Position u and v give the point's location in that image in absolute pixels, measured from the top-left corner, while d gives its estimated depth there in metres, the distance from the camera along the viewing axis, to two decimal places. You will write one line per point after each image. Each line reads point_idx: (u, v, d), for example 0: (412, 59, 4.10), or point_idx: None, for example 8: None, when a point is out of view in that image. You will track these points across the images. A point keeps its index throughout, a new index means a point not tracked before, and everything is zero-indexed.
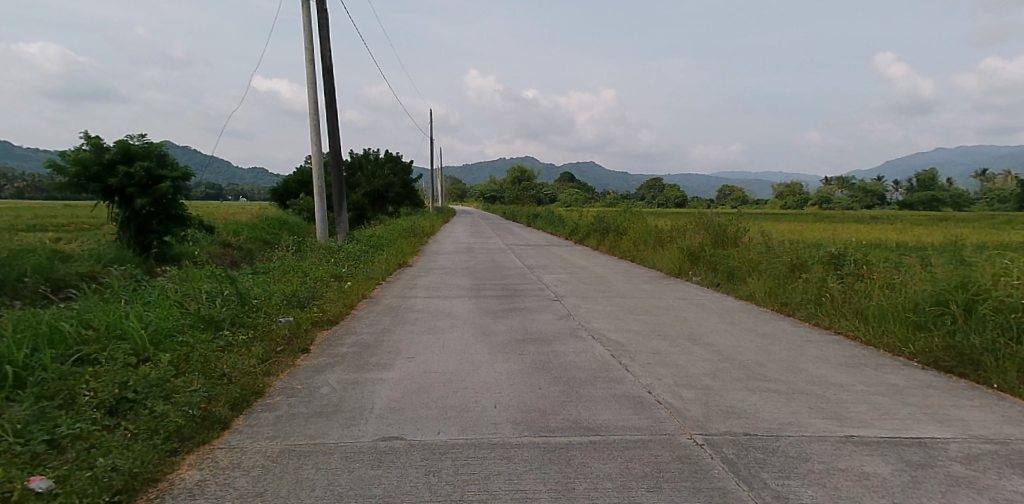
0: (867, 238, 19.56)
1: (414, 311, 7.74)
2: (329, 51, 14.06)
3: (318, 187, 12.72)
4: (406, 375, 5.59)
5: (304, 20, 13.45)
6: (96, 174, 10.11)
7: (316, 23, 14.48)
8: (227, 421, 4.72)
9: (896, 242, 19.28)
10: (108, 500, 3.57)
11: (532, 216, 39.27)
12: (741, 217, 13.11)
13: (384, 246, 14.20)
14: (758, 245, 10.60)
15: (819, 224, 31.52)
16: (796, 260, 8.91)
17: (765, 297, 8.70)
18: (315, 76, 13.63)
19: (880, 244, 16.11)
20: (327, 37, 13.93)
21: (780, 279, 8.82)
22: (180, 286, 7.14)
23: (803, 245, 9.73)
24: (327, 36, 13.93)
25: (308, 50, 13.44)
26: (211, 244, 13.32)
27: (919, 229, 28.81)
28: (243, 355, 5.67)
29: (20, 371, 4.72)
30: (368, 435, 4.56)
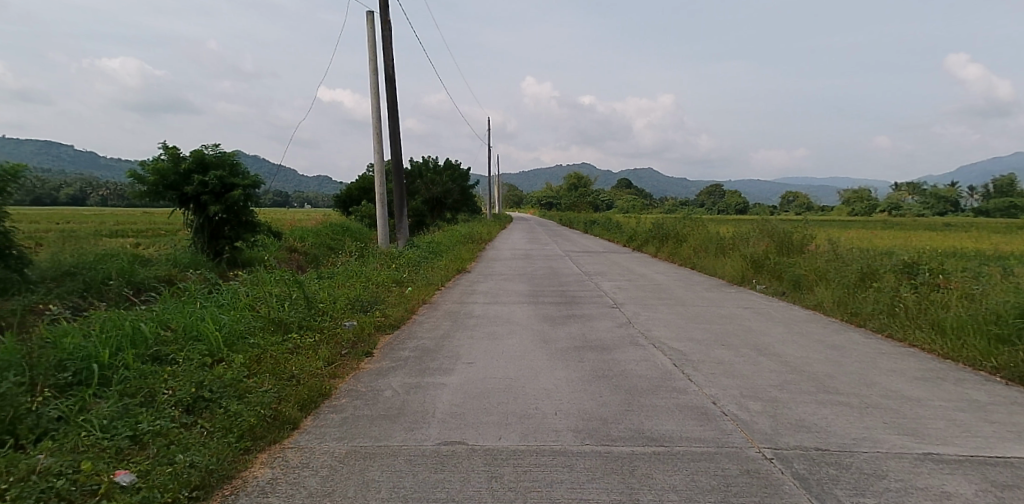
0: (947, 247, 18.75)
1: (473, 317, 7.81)
2: (392, 62, 14.38)
3: (380, 193, 12.95)
4: (466, 380, 5.64)
5: (368, 32, 13.81)
6: (173, 183, 10.65)
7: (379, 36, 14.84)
8: (297, 421, 4.86)
9: (991, 252, 18.34)
10: (187, 496, 3.76)
11: (588, 223, 38.95)
12: (807, 224, 12.75)
13: (443, 252, 14.37)
14: (826, 253, 10.30)
15: (889, 232, 30.30)
16: (866, 269, 8.61)
17: (833, 307, 8.41)
18: (378, 85, 13.94)
19: (965, 253, 15.42)
20: (390, 47, 14.26)
21: (850, 289, 8.52)
22: (251, 289, 7.40)
23: (874, 253, 9.40)
24: (390, 47, 14.25)
25: (372, 60, 13.76)
26: (278, 249, 13.66)
27: (1010, 238, 27.33)
28: (310, 357, 5.82)
29: (105, 370, 4.98)
30: (431, 439, 4.62)
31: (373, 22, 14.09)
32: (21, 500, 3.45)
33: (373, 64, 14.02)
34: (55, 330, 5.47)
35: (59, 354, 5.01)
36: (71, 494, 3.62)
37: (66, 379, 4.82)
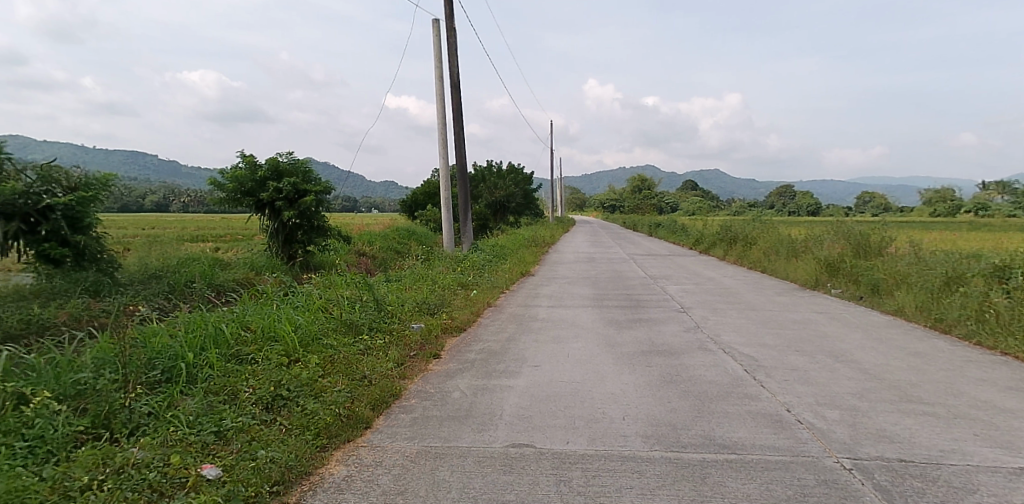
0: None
1: (538, 320, 7.83)
2: (456, 68, 14.59)
3: (445, 198, 13.15)
4: (532, 383, 5.65)
5: (433, 40, 14.06)
6: (250, 189, 11.09)
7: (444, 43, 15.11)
8: (370, 420, 4.99)
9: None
10: (269, 490, 3.92)
11: (652, 226, 38.23)
12: (886, 225, 12.22)
13: (506, 255, 14.44)
14: (908, 256, 9.85)
15: (979, 234, 28.49)
16: (953, 272, 8.19)
17: (915, 312, 8.02)
18: (443, 91, 14.17)
19: None
20: (455, 54, 14.49)
21: (934, 294, 8.12)
22: (324, 292, 7.63)
23: (961, 256, 8.93)
24: (455, 53, 14.48)
25: (437, 67, 14.00)
26: (348, 251, 13.97)
27: None
28: (381, 358, 5.97)
29: (191, 368, 5.24)
30: (499, 441, 4.66)
31: (439, 30, 14.36)
32: (120, 490, 3.67)
33: (438, 69, 14.27)
34: (145, 330, 5.79)
35: (149, 353, 5.30)
36: (163, 486, 3.83)
37: (156, 376, 5.10)
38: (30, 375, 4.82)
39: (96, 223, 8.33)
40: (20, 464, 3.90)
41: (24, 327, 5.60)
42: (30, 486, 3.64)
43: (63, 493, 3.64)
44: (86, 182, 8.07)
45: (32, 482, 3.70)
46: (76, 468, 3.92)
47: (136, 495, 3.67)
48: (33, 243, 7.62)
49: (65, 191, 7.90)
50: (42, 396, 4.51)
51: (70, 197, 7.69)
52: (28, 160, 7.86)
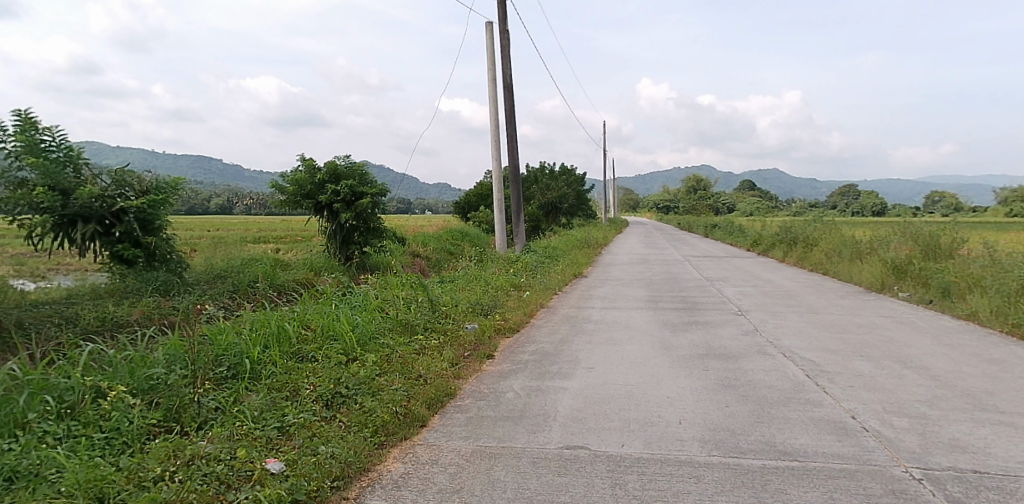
0: None
1: (591, 321, 7.80)
2: (509, 69, 14.67)
3: (497, 199, 13.24)
4: (586, 385, 5.63)
5: (487, 42, 14.19)
6: (309, 192, 11.43)
7: (498, 46, 15.23)
8: (426, 419, 5.06)
9: None
10: (330, 485, 4.02)
11: (709, 228, 37.30)
12: (958, 226, 11.67)
13: (559, 256, 14.41)
14: (982, 259, 9.40)
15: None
16: None
17: (990, 317, 7.65)
18: (496, 93, 14.28)
19: None
20: (508, 56, 14.57)
21: (1011, 298, 7.73)
22: (380, 292, 7.79)
23: None
24: (508, 55, 14.57)
25: (490, 69, 14.12)
26: (403, 252, 14.18)
27: None
28: (436, 358, 6.05)
29: (255, 365, 5.43)
30: (554, 442, 4.65)
31: (493, 32, 14.49)
32: (190, 481, 3.84)
33: (493, 70, 14.37)
34: (212, 328, 6.02)
35: (216, 350, 5.52)
36: (231, 478, 3.97)
37: (223, 372, 5.30)
38: (108, 370, 5.06)
39: (166, 225, 8.73)
40: (99, 455, 4.11)
41: (101, 324, 5.91)
42: (108, 475, 3.84)
43: (138, 483, 3.82)
44: (156, 185, 8.48)
45: (110, 472, 3.90)
46: (150, 459, 4.11)
47: (206, 486, 3.82)
48: (108, 243, 8.06)
49: (137, 195, 8.32)
50: (118, 390, 4.74)
51: (142, 200, 8.09)
52: (104, 165, 8.29)
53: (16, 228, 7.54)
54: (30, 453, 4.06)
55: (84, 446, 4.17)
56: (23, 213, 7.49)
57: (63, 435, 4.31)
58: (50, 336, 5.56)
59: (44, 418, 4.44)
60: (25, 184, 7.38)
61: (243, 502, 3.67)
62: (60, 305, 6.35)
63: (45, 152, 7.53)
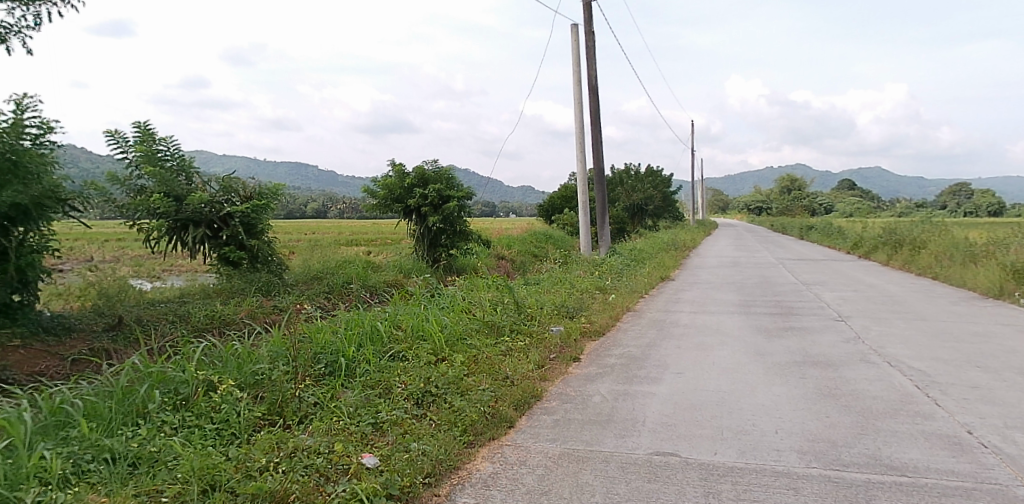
0: None
1: (679, 326, 7.64)
2: (594, 70, 14.60)
3: (580, 201, 13.24)
4: (676, 390, 5.53)
5: (572, 44, 14.22)
6: (399, 196, 11.80)
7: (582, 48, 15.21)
8: (513, 420, 5.11)
9: None
10: (421, 482, 4.12)
11: (805, 229, 35.36)
12: None
13: (645, 259, 14.16)
14: None
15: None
16: None
17: None
18: (581, 94, 14.26)
19: None
20: (593, 57, 14.51)
21: None
22: (467, 294, 7.93)
23: None
24: (593, 57, 14.51)
25: (574, 71, 14.14)
26: (488, 255, 14.28)
27: None
28: (522, 359, 6.10)
29: (351, 364, 5.65)
30: (643, 448, 4.59)
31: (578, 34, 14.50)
32: (293, 472, 4.02)
33: (576, 74, 14.44)
34: (311, 327, 6.32)
35: (314, 348, 5.79)
36: (329, 471, 4.15)
37: (321, 369, 5.55)
38: (218, 364, 5.40)
39: (268, 229, 9.17)
40: (211, 444, 4.39)
41: (211, 321, 6.33)
42: (219, 464, 4.09)
43: (245, 472, 4.05)
44: (259, 191, 8.91)
45: (221, 461, 4.15)
46: (256, 450, 4.34)
47: (307, 477, 4.00)
48: (215, 246, 8.56)
49: (243, 200, 8.80)
50: (227, 384, 5.04)
51: (246, 205, 8.55)
52: (212, 174, 8.90)
53: (137, 233, 8.26)
54: (151, 441, 4.39)
55: (198, 436, 4.47)
56: (143, 218, 8.21)
57: (179, 425, 4.63)
58: (166, 333, 6.02)
59: (163, 408, 4.79)
60: (144, 191, 8.15)
61: (342, 494, 3.81)
62: (174, 304, 6.85)
63: (161, 162, 8.33)
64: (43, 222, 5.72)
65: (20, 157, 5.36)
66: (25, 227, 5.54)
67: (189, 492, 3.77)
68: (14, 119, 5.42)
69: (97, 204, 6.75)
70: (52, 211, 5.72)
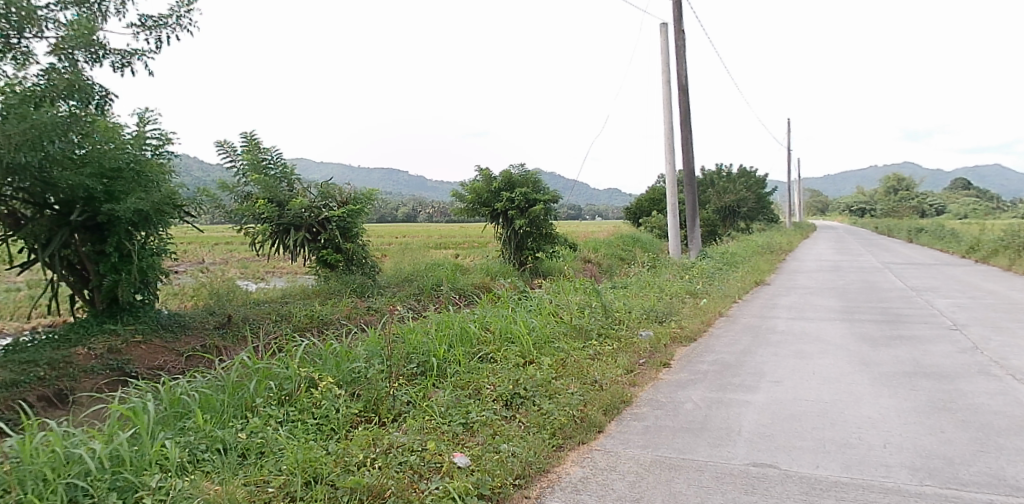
0: None
1: (776, 333, 7.35)
2: (684, 69, 14.30)
3: (670, 202, 13.02)
4: (773, 399, 5.34)
5: (661, 44, 14.03)
6: (487, 200, 12.00)
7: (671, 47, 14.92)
8: (602, 425, 5.06)
9: None
10: (512, 483, 4.15)
11: (913, 231, 32.88)
12: None
13: (740, 263, 13.61)
14: None
15: None
16: None
17: None
18: (670, 94, 14.01)
19: None
20: (682, 56, 14.21)
21: None
22: (555, 297, 7.96)
23: None
24: (682, 56, 14.21)
25: (663, 71, 13.92)
26: (575, 258, 14.10)
27: None
28: (611, 364, 6.05)
29: (442, 364, 5.80)
30: (739, 458, 4.44)
31: (667, 32, 14.26)
32: (389, 468, 4.15)
33: (663, 75, 14.22)
34: (403, 327, 6.53)
35: (407, 348, 5.97)
36: (423, 468, 4.24)
37: (414, 368, 5.71)
38: (318, 362, 5.65)
39: (363, 234, 9.43)
40: (313, 438, 4.59)
41: (310, 321, 6.64)
42: (320, 458, 4.27)
43: (344, 467, 4.20)
44: (354, 197, 9.20)
45: (322, 455, 4.34)
46: (354, 445, 4.50)
47: (402, 474, 4.11)
48: (315, 249, 8.93)
49: (339, 205, 9.17)
50: (326, 381, 5.27)
51: (342, 210, 8.91)
52: (312, 180, 9.38)
53: (245, 236, 8.85)
54: (258, 433, 4.64)
55: (301, 430, 4.68)
56: (249, 222, 8.84)
57: (283, 418, 4.87)
58: (270, 331, 6.38)
59: (269, 403, 5.06)
60: (250, 197, 8.74)
61: (436, 492, 3.89)
62: (277, 304, 7.25)
63: (266, 169, 8.87)
64: (161, 228, 6.25)
65: (142, 168, 5.88)
66: (146, 232, 6.11)
67: (293, 483, 3.96)
68: (137, 131, 5.88)
69: (208, 209, 7.22)
70: (170, 216, 6.21)
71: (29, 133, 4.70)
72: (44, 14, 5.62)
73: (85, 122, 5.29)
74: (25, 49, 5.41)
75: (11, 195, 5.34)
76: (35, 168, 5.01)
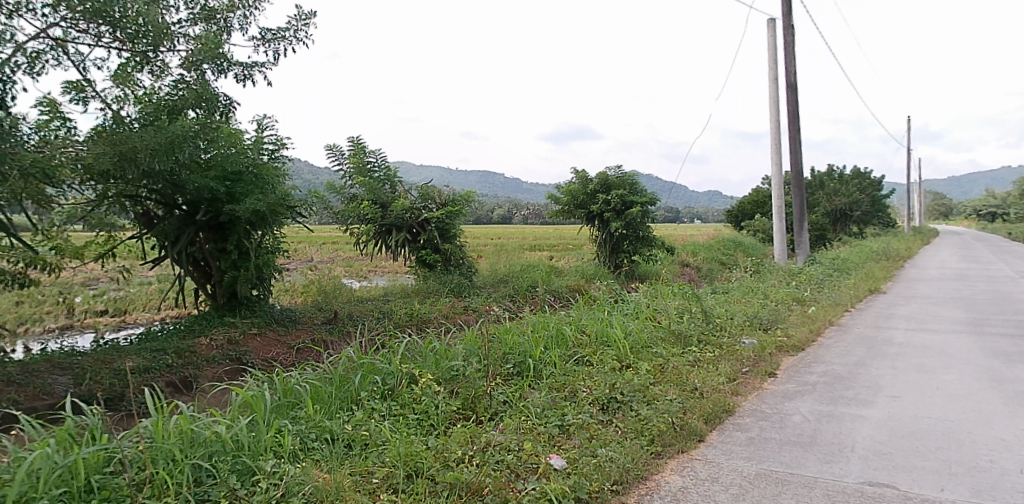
0: None
1: (893, 345, 6.90)
2: (792, 65, 13.71)
3: (775, 202, 12.51)
4: (890, 416, 5.02)
5: (768, 40, 13.55)
6: (582, 202, 12.08)
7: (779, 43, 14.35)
8: (703, 434, 4.91)
9: None
10: (610, 488, 4.10)
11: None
12: None
13: (852, 270, 12.77)
14: None
15: None
16: None
17: None
18: (778, 92, 13.48)
19: None
20: (791, 52, 13.63)
21: None
22: (653, 301, 7.87)
23: None
24: (791, 51, 13.63)
25: (771, 68, 13.43)
26: (673, 262, 13.81)
27: None
28: (712, 371, 5.88)
29: (538, 366, 5.86)
30: (852, 476, 4.17)
31: (775, 28, 13.75)
32: (486, 466, 4.21)
33: (766, 74, 13.71)
34: (498, 328, 6.65)
35: (503, 348, 6.08)
36: (519, 468, 4.27)
37: (510, 369, 5.80)
38: (419, 359, 5.85)
39: (460, 235, 9.64)
40: (414, 432, 4.73)
41: (410, 319, 6.86)
42: (421, 452, 4.38)
43: (444, 462, 4.30)
44: (453, 199, 9.44)
45: (423, 449, 4.44)
46: (453, 442, 4.59)
47: (499, 472, 4.16)
48: (415, 250, 9.23)
49: (438, 207, 9.46)
50: (426, 378, 5.44)
51: (441, 212, 9.17)
52: (413, 183, 9.72)
53: (351, 235, 9.34)
54: (362, 425, 4.81)
55: (403, 424, 4.83)
56: (354, 223, 9.30)
57: (385, 412, 5.04)
58: (374, 327, 6.63)
59: (373, 396, 5.26)
60: (355, 199, 9.18)
61: (533, 493, 3.91)
62: (379, 301, 7.58)
63: (371, 172, 9.29)
64: (275, 228, 6.66)
65: (259, 171, 6.25)
66: (262, 231, 6.53)
67: (396, 475, 4.09)
68: (255, 136, 6.23)
69: (317, 211, 7.64)
70: (284, 217, 6.59)
71: (164, 142, 5.15)
72: (178, 30, 6.13)
73: (211, 129, 5.65)
74: (160, 64, 5.96)
75: (146, 195, 6.00)
76: (167, 172, 5.50)
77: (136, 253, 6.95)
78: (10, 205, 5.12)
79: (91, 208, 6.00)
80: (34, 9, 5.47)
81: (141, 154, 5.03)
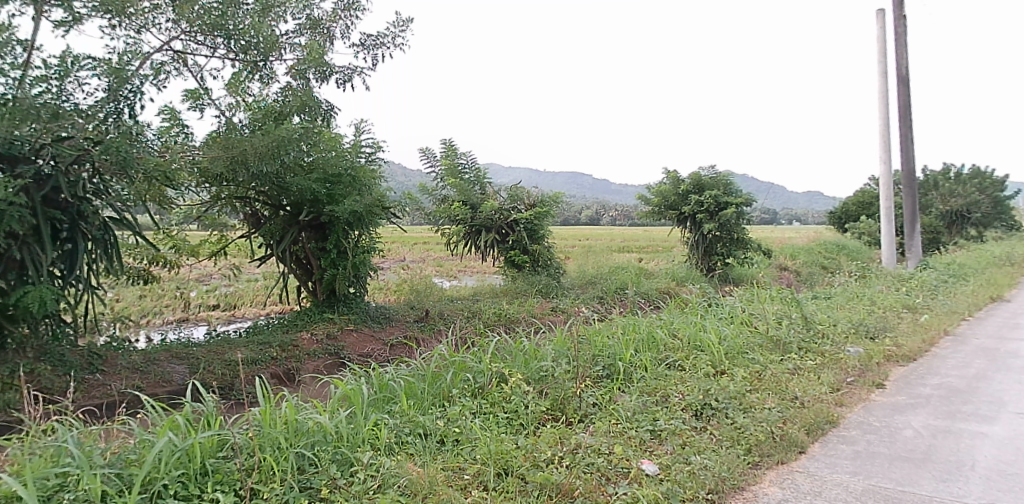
0: None
1: (1020, 358, 6.37)
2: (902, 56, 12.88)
3: (884, 204, 11.81)
4: (1015, 435, 4.65)
5: (878, 31, 12.80)
6: (674, 203, 11.90)
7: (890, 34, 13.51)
8: (804, 445, 4.70)
9: None
10: (705, 497, 3.99)
11: None
12: None
13: (967, 275, 11.85)
14: None
15: None
16: None
17: None
18: (887, 86, 12.70)
19: None
20: (902, 43, 12.82)
21: None
22: (750, 306, 7.65)
23: None
24: (903, 43, 12.82)
25: (882, 61, 12.69)
26: (768, 265, 13.44)
27: None
28: (813, 380, 5.65)
29: (629, 369, 5.81)
30: (973, 496, 3.88)
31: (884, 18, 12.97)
32: (577, 468, 4.20)
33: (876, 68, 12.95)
34: (589, 330, 6.66)
35: (594, 350, 6.09)
36: (610, 472, 4.22)
37: (600, 371, 5.79)
38: (510, 358, 5.93)
39: (548, 236, 9.67)
40: (504, 430, 4.78)
41: (499, 318, 6.97)
42: (511, 451, 4.43)
43: (535, 462, 4.33)
44: (541, 200, 9.49)
45: (513, 449, 4.48)
46: (543, 442, 4.61)
47: (590, 475, 4.14)
48: (504, 250, 9.36)
49: (527, 208, 9.56)
50: (517, 378, 5.51)
51: (529, 212, 9.25)
52: (502, 184, 9.87)
53: (443, 235, 9.60)
54: (455, 421, 4.91)
55: (493, 422, 4.89)
56: (445, 223, 9.55)
57: (476, 409, 5.13)
58: (464, 326, 6.78)
59: (464, 394, 5.37)
60: (447, 200, 9.43)
61: (625, 497, 3.86)
62: (471, 300, 7.73)
63: (461, 174, 9.52)
64: (371, 228, 6.90)
65: (357, 173, 6.47)
66: (359, 230, 6.81)
67: (487, 473, 4.15)
68: (354, 141, 6.49)
69: (410, 211, 7.86)
70: (378, 217, 6.82)
71: (271, 146, 5.44)
72: (286, 40, 6.48)
73: (313, 134, 5.90)
74: (269, 71, 6.31)
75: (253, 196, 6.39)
76: (274, 174, 5.81)
77: (244, 252, 7.43)
78: (136, 206, 5.61)
79: (205, 209, 6.51)
80: (160, 24, 5.93)
81: (251, 157, 5.35)
